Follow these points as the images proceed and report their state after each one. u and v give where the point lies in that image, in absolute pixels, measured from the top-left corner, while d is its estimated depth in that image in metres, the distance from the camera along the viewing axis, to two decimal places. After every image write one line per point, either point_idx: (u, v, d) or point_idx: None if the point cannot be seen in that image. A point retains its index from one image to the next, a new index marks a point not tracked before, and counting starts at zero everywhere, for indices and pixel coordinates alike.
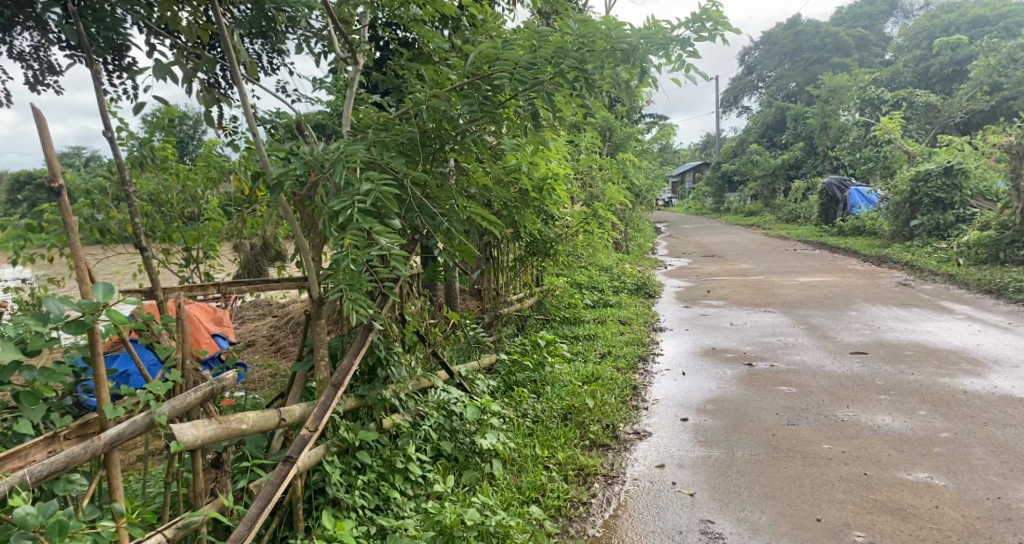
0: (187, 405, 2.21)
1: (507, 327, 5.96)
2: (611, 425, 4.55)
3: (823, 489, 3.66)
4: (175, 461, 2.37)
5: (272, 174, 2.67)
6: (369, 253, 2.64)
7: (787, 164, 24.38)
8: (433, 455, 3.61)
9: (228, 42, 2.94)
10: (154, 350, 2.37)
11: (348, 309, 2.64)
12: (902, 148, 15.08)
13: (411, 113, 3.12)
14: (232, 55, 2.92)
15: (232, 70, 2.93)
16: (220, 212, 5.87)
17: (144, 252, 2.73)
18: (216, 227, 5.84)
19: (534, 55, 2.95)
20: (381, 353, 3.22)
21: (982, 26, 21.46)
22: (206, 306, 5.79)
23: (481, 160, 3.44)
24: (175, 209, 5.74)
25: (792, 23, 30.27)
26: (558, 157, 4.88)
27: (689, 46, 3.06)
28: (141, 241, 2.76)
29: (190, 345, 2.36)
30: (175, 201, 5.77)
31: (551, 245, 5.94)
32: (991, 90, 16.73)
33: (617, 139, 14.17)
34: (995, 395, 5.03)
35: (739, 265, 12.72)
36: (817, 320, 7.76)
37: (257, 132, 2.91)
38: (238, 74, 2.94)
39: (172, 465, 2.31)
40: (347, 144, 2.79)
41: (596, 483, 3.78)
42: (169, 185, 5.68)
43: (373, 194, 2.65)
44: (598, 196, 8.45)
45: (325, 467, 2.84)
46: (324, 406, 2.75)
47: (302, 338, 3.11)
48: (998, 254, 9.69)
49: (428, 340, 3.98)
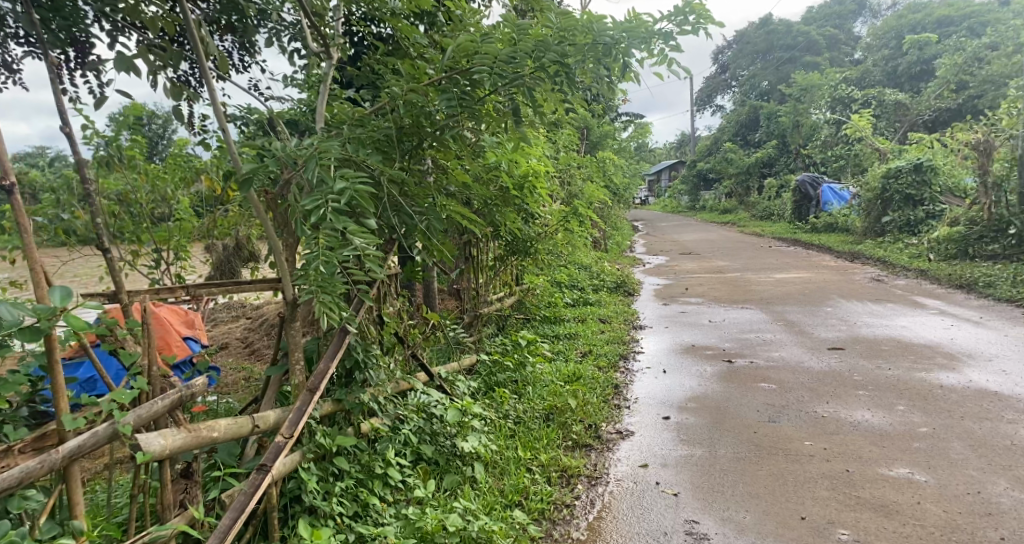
0: (154, 413, 2.09)
1: (486, 327, 5.89)
2: (594, 424, 4.51)
3: (806, 487, 3.64)
4: (142, 472, 2.26)
5: (242, 170, 2.56)
6: (343, 253, 2.57)
7: (761, 162, 24.59)
8: (413, 459, 3.54)
9: (195, 34, 2.84)
10: (119, 357, 2.25)
11: (319, 311, 2.56)
12: (873, 146, 15.28)
13: (388, 108, 3.04)
14: (199, 47, 2.82)
15: (200, 63, 2.83)
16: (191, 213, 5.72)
17: (107, 254, 2.61)
18: (187, 227, 5.69)
19: (514, 48, 2.89)
20: (359, 355, 3.14)
21: (948, 26, 21.85)
22: (177, 309, 5.68)
23: (460, 157, 3.37)
24: (144, 209, 5.59)
25: (764, 22, 30.58)
26: (538, 155, 4.82)
27: (672, 40, 3.02)
28: (103, 242, 2.64)
29: (156, 350, 2.24)
30: (144, 202, 5.60)
31: (530, 244, 5.88)
32: (957, 88, 17.02)
33: (594, 138, 14.15)
34: (970, 389, 5.08)
35: (716, 262, 12.78)
36: (794, 315, 7.80)
37: (226, 127, 2.81)
38: (205, 67, 2.83)
39: (139, 477, 2.20)
40: (321, 141, 2.69)
41: (579, 484, 3.72)
42: (139, 185, 5.52)
43: (348, 193, 2.55)
44: (576, 194, 8.41)
45: (301, 474, 2.75)
46: (299, 412, 2.65)
47: (276, 342, 3.01)
48: (967, 249, 9.83)
49: (407, 341, 3.90)
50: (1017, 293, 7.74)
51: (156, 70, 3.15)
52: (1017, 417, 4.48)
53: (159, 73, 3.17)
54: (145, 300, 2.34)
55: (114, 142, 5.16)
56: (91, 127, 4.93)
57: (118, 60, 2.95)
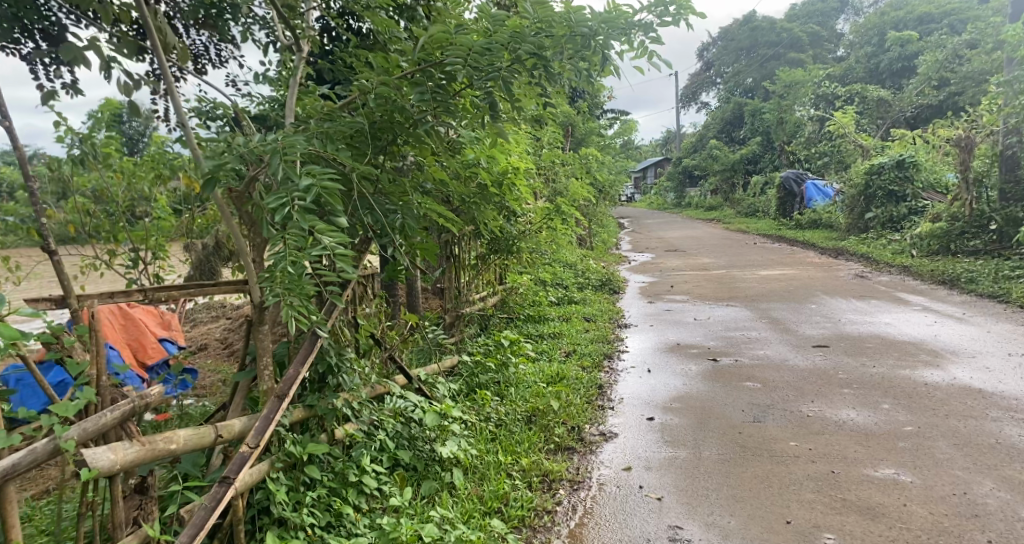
0: (102, 427, 1.99)
1: (469, 327, 5.80)
2: (577, 427, 4.42)
3: (791, 489, 3.58)
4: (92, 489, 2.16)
5: (203, 167, 2.44)
6: (310, 253, 2.47)
7: (746, 158, 24.68)
8: (390, 465, 3.45)
9: (150, 23, 2.68)
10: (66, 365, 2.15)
11: (287, 315, 2.45)
12: (856, 142, 15.32)
13: (358, 102, 2.94)
14: (154, 37, 2.66)
15: (156, 54, 2.68)
16: (169, 211, 5.59)
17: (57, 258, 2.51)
18: (165, 226, 5.56)
19: (489, 40, 2.79)
20: (332, 359, 3.04)
21: (929, 23, 21.97)
22: (152, 310, 5.58)
23: (437, 152, 3.28)
24: (121, 207, 5.45)
25: (748, 19, 30.66)
26: (519, 150, 4.73)
27: (652, 31, 2.94)
28: (49, 245, 2.62)
29: (108, 358, 2.13)
30: (122, 200, 5.47)
31: (513, 242, 5.79)
32: (939, 85, 17.11)
33: (580, 134, 14.05)
34: (954, 386, 5.05)
35: (702, 259, 12.74)
36: (780, 313, 7.77)
37: (186, 124, 2.73)
38: (162, 57, 2.69)
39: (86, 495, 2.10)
40: (286, 136, 2.58)
41: (561, 489, 3.63)
42: (116, 182, 5.38)
43: (314, 191, 2.43)
44: (560, 191, 8.34)
45: (269, 485, 2.65)
46: (267, 420, 2.55)
47: (245, 346, 2.91)
48: (949, 245, 9.85)
49: (385, 343, 3.80)
50: (999, 288, 7.75)
51: (111, 61, 2.92)
52: (1001, 414, 4.45)
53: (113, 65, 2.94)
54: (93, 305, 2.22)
55: (86, 139, 5.02)
56: (62, 122, 4.78)
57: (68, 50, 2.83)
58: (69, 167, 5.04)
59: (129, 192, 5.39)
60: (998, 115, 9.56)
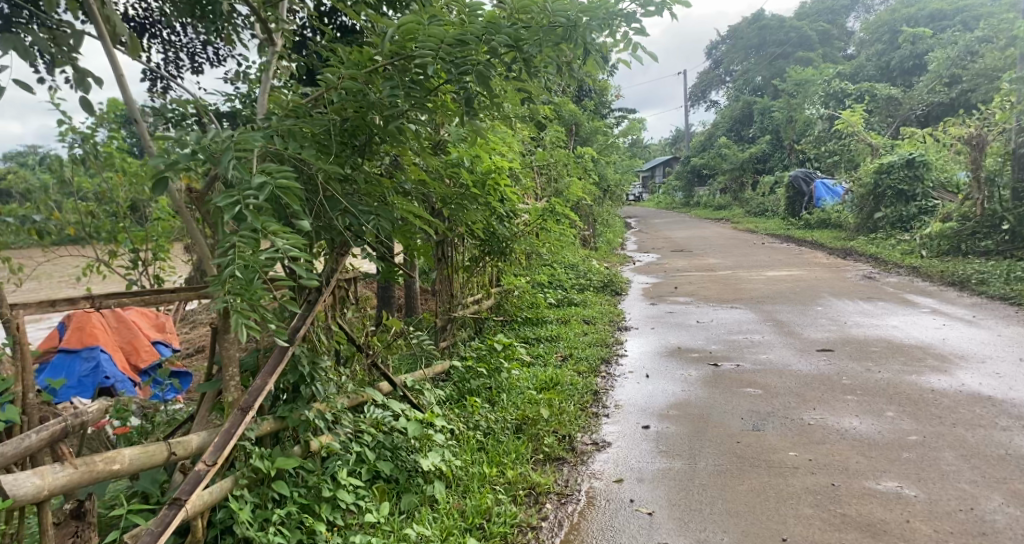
0: (25, 449, 1.98)
1: (462, 330, 5.66)
2: (568, 436, 4.28)
3: (789, 503, 3.43)
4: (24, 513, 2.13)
5: (153, 164, 2.36)
6: (261, 256, 2.37)
7: (755, 157, 24.43)
8: (370, 478, 3.31)
9: (94, 11, 2.64)
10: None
11: (235, 323, 2.31)
12: (865, 141, 15.13)
13: (326, 98, 2.84)
14: (101, 25, 2.65)
15: (102, 41, 2.65)
16: (171, 214, 5.27)
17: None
18: (166, 227, 5.34)
19: (463, 32, 2.69)
20: (305, 369, 2.92)
21: (941, 20, 21.72)
22: (148, 312, 5.49)
23: (417, 152, 3.19)
24: (122, 208, 5.33)
25: (757, 18, 30.47)
26: (503, 149, 4.58)
27: (635, 21, 2.84)
28: None
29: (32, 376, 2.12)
30: (123, 200, 5.35)
31: (507, 244, 5.59)
32: (949, 82, 16.82)
33: (584, 133, 13.73)
34: (963, 393, 4.87)
35: (708, 260, 12.53)
36: (783, 315, 7.60)
37: (141, 124, 2.72)
38: (109, 45, 2.69)
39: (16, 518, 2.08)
40: (243, 132, 2.52)
41: (548, 503, 3.50)
42: (116, 183, 5.27)
43: (267, 189, 2.36)
44: (560, 191, 8.20)
45: (230, 503, 2.58)
46: (226, 435, 2.49)
47: (212, 355, 2.82)
48: (960, 245, 9.66)
49: (368, 349, 3.62)
50: (1010, 290, 7.55)
51: (58, 56, 2.85)
52: (1011, 423, 4.28)
53: (63, 61, 2.85)
54: (20, 320, 2.17)
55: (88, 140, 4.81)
56: (64, 122, 4.65)
57: (6, 41, 2.64)
58: (70, 167, 5.02)
59: (130, 192, 5.27)
60: (1009, 112, 9.37)
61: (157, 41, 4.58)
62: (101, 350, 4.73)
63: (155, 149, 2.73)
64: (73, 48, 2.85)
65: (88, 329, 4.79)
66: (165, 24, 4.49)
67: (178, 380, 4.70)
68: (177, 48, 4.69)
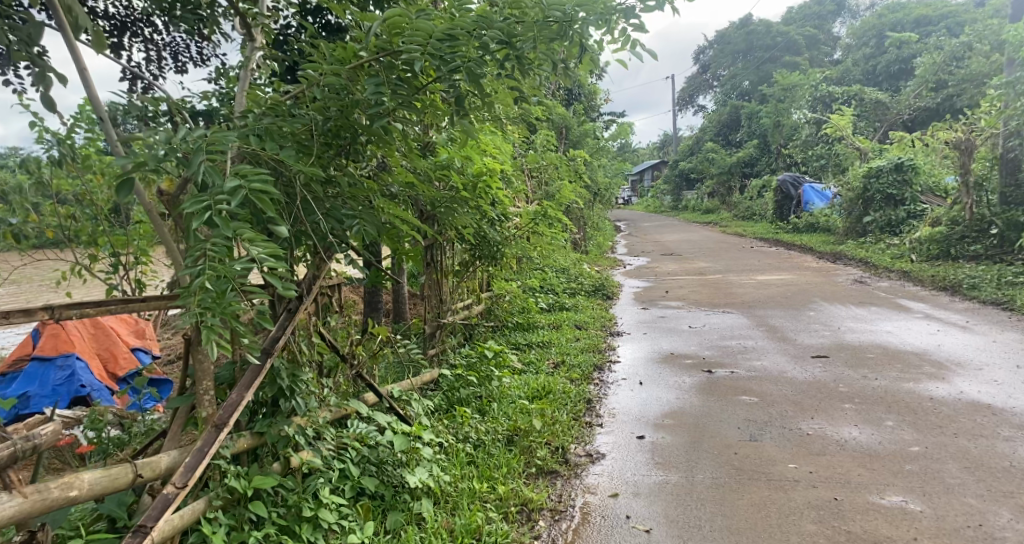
0: None
1: (452, 337, 5.49)
2: (561, 447, 4.13)
3: (790, 519, 3.30)
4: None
5: (117, 165, 2.24)
6: (235, 267, 2.27)
7: (743, 161, 24.38)
8: (355, 495, 3.15)
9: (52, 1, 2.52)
10: None
11: (205, 336, 2.22)
12: (854, 145, 15.11)
13: (308, 95, 2.70)
14: (61, 15, 2.55)
15: (62, 34, 2.55)
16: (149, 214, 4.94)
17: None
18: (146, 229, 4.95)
19: (452, 25, 2.56)
20: (284, 382, 2.78)
21: (926, 25, 21.87)
22: (127, 317, 5.23)
23: (404, 152, 3.05)
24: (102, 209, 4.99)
25: (744, 22, 30.52)
26: (494, 150, 4.43)
27: (634, 16, 2.70)
28: None
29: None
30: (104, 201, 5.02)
31: (499, 248, 5.40)
32: (935, 87, 16.88)
33: (574, 137, 13.58)
34: (962, 401, 4.77)
35: (698, 263, 12.42)
36: (776, 320, 7.49)
37: (108, 123, 2.58)
38: (70, 38, 2.57)
39: None
40: (217, 131, 2.42)
41: (541, 521, 3.37)
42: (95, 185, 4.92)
43: (240, 194, 2.27)
44: (550, 194, 8.04)
45: (202, 526, 2.47)
46: (198, 456, 2.37)
47: (185, 368, 2.68)
48: (949, 250, 9.60)
49: (352, 358, 3.45)
50: (1003, 295, 7.48)
51: (16, 49, 2.72)
52: (1013, 433, 4.17)
53: (22, 55, 2.72)
54: None
55: (64, 141, 4.58)
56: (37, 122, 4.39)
57: None
58: (48, 170, 4.77)
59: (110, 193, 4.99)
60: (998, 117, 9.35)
61: (138, 40, 4.39)
62: (77, 357, 4.53)
63: (123, 150, 2.59)
64: (33, 40, 2.72)
65: (62, 337, 4.58)
66: (147, 22, 4.31)
67: (157, 390, 4.51)
68: (159, 47, 4.52)
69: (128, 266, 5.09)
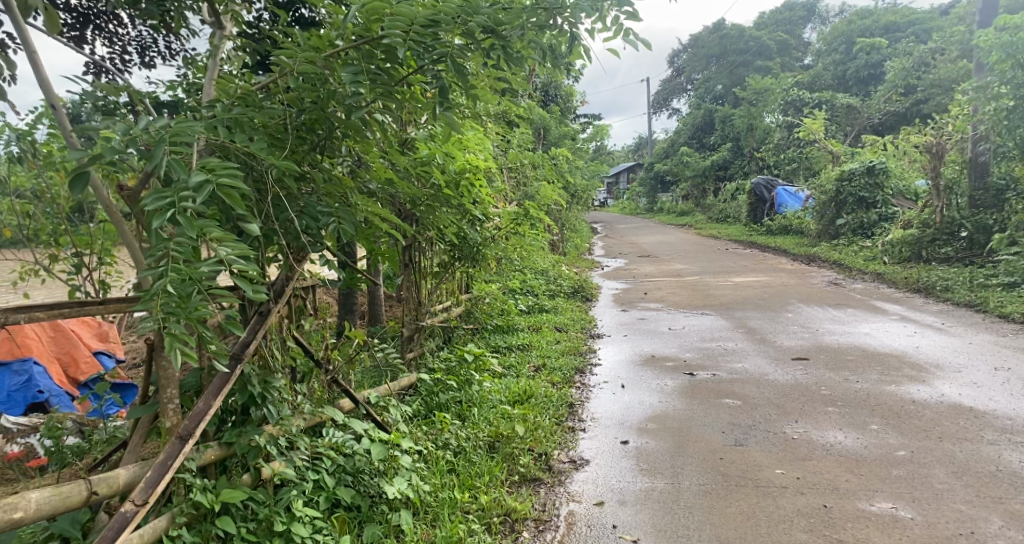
0: None
1: (430, 340, 5.34)
2: (544, 454, 4.01)
3: (781, 528, 3.22)
4: None
5: (71, 158, 2.08)
6: (201, 268, 2.12)
7: (716, 164, 24.36)
8: (330, 506, 3.00)
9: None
10: None
11: (169, 344, 2.08)
12: (827, 149, 15.22)
13: (281, 86, 2.55)
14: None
15: (10, 18, 2.36)
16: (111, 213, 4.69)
17: None
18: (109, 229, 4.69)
19: (435, 11, 2.41)
20: (255, 389, 2.63)
21: (895, 31, 22.18)
22: (88, 319, 4.99)
23: (385, 148, 2.91)
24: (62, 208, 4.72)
25: (717, 26, 30.76)
26: (477, 148, 4.31)
27: (627, 4, 2.58)
28: None
29: None
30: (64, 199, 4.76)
31: (479, 249, 5.27)
32: (905, 92, 17.12)
33: (552, 138, 13.49)
34: (944, 404, 4.73)
35: (676, 265, 12.40)
36: (756, 322, 7.45)
37: (61, 111, 2.41)
38: (20, 22, 2.39)
39: None
40: (182, 122, 2.26)
41: (524, 532, 3.24)
42: (56, 182, 4.66)
43: (207, 189, 2.11)
44: (529, 194, 7.92)
45: None
46: (160, 471, 2.22)
47: (148, 376, 2.50)
48: (921, 252, 9.63)
49: (327, 364, 3.30)
50: (977, 297, 7.52)
51: None
52: (997, 437, 4.13)
53: None
54: None
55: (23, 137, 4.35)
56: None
57: None
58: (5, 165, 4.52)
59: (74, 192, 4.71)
60: (968, 122, 9.45)
61: (103, 33, 4.19)
62: (34, 362, 4.31)
63: (78, 142, 2.42)
64: None
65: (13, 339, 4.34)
66: (111, 14, 4.10)
67: (121, 395, 4.30)
68: (124, 39, 4.32)
69: (91, 267, 4.81)
